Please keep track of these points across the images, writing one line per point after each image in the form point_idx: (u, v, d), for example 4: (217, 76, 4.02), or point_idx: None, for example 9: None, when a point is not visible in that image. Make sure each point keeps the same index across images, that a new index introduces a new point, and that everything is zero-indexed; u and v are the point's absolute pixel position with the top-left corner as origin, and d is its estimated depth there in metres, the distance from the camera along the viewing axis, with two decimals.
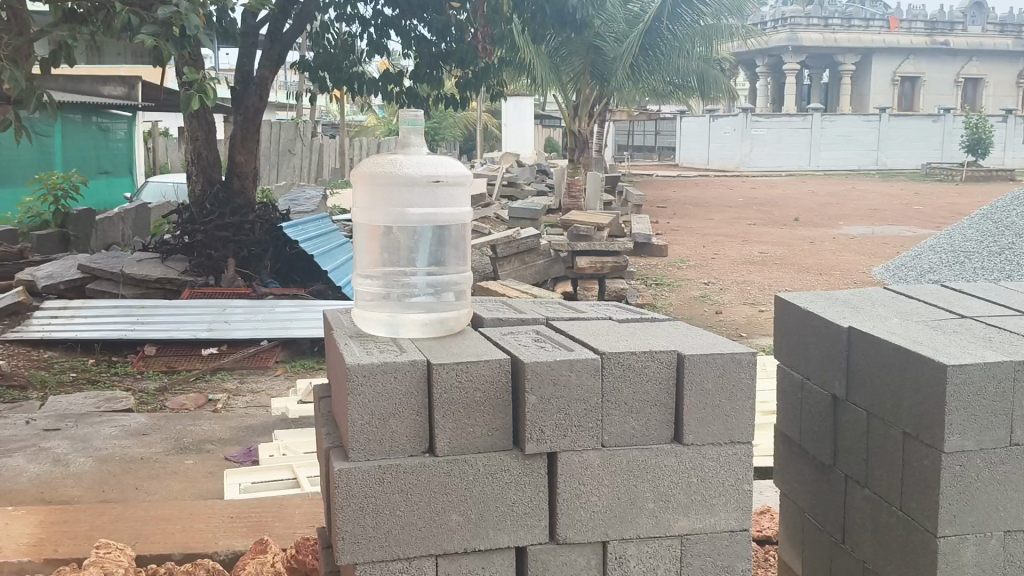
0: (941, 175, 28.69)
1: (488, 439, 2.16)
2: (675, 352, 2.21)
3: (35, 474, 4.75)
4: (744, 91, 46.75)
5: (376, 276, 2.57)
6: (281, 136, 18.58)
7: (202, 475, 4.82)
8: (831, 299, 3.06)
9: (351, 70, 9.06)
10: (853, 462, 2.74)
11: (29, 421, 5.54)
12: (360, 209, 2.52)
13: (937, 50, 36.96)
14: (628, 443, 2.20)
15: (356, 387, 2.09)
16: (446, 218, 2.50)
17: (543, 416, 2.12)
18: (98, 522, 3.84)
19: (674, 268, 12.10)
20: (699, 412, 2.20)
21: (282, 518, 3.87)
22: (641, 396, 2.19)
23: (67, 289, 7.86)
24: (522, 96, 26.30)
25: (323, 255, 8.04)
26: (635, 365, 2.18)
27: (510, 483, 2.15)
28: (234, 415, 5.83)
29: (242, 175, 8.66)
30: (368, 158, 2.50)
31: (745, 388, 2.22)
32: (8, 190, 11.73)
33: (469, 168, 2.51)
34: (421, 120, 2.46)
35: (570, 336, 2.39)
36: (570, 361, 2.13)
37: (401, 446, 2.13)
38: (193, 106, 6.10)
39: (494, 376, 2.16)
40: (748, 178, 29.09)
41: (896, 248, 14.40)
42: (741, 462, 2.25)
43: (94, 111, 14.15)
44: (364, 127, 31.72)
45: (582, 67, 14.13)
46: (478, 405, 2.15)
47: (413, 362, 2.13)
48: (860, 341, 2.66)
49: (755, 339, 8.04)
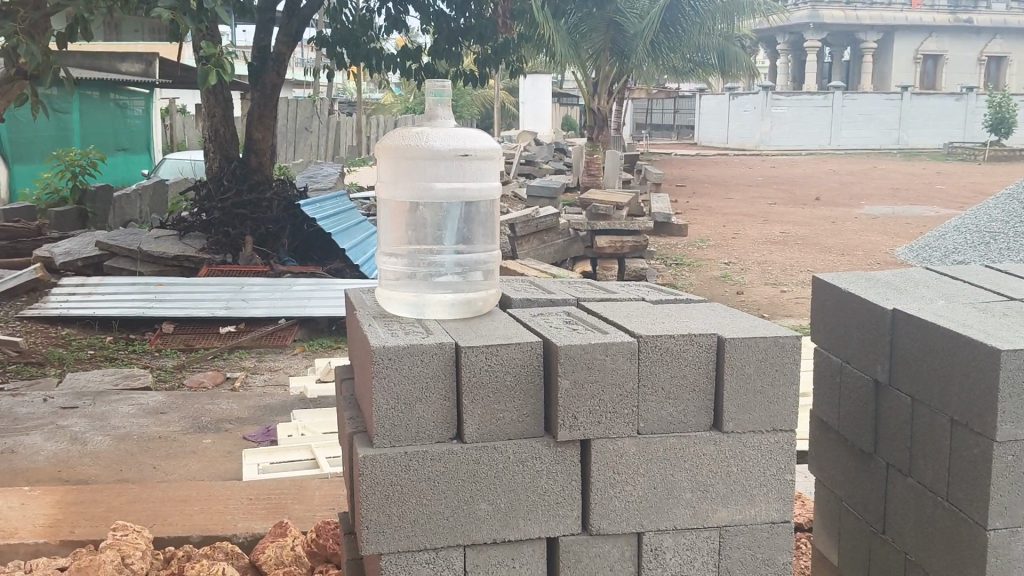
0: (963, 155, 28.26)
1: (518, 425, 2.06)
2: (715, 334, 2.10)
3: (52, 452, 4.71)
4: (764, 69, 46.20)
5: (400, 254, 2.48)
6: (298, 113, 18.45)
7: (219, 454, 4.76)
8: (872, 280, 2.93)
9: (368, 46, 8.89)
10: (894, 450, 2.64)
11: (47, 398, 5.50)
12: (383, 184, 2.42)
13: (960, 28, 36.37)
14: (665, 430, 2.10)
15: (382, 369, 2.00)
16: (473, 195, 2.37)
17: (576, 402, 2.02)
18: (115, 503, 3.79)
19: (693, 247, 11.96)
20: (739, 399, 2.10)
21: (302, 501, 3.80)
22: (679, 382, 2.08)
23: (84, 265, 7.83)
24: (540, 73, 26.04)
25: (340, 233, 7.93)
26: (673, 350, 2.07)
27: (541, 472, 2.06)
28: (252, 394, 5.76)
29: (260, 152, 8.56)
30: (393, 131, 2.42)
31: (788, 374, 2.11)
32: (26, 166, 11.72)
33: (499, 143, 2.39)
34: (448, 92, 2.36)
35: (603, 318, 2.29)
36: (605, 344, 2.02)
37: (427, 433, 2.04)
38: (210, 81, 6.01)
39: (526, 360, 2.06)
40: (767, 157, 28.77)
41: (919, 229, 14.18)
42: (783, 452, 2.15)
43: (112, 88, 14.10)
44: (381, 105, 31.55)
45: (602, 43, 13.93)
46: (509, 390, 2.05)
47: (440, 345, 2.03)
48: (904, 324, 2.55)
49: (776, 320, 7.92)
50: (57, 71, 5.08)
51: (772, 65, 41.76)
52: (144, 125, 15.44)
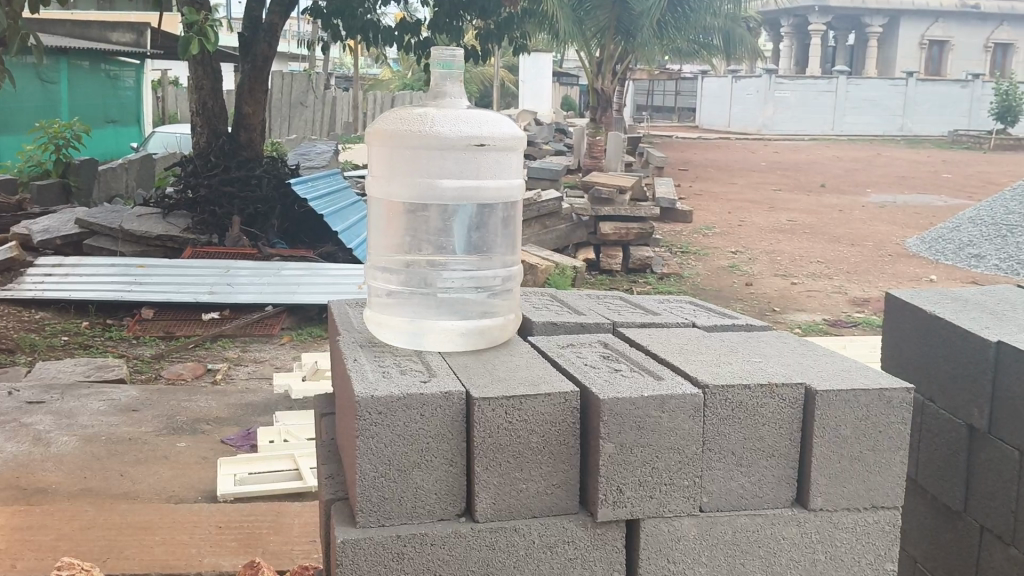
0: (968, 143, 27.68)
1: (545, 498, 1.59)
2: (803, 386, 1.62)
3: (11, 455, 4.21)
4: (767, 51, 45.46)
5: (396, 268, 1.97)
6: (294, 88, 17.79)
7: (194, 461, 4.27)
8: (957, 300, 2.45)
9: (365, 18, 8.23)
10: (993, 511, 2.19)
11: (11, 392, 5.00)
12: (376, 178, 1.92)
13: (966, 14, 35.59)
14: (734, 506, 1.64)
15: (368, 429, 1.52)
16: (490, 195, 1.89)
17: (621, 471, 1.55)
18: (66, 529, 3.32)
19: (698, 235, 11.45)
20: (833, 468, 1.63)
21: (278, 531, 3.34)
22: (755, 446, 1.62)
23: (63, 244, 7.23)
24: (540, 52, 25.39)
25: (333, 215, 7.43)
26: (748, 405, 1.60)
27: (574, 561, 1.59)
28: (234, 390, 5.27)
29: (250, 127, 8.03)
30: (389, 112, 1.91)
31: (893, 438, 1.64)
32: (10, 138, 11.17)
33: (522, 128, 1.90)
34: (459, 63, 1.86)
35: (650, 353, 1.82)
36: (661, 398, 1.54)
37: (427, 508, 1.57)
38: (192, 51, 5.42)
39: (556, 417, 1.57)
40: (770, 142, 28.21)
41: (930, 220, 13.68)
42: (883, 535, 1.68)
43: (104, 58, 13.52)
44: (378, 80, 30.89)
45: (607, 21, 13.15)
46: (534, 455, 1.57)
47: (446, 395, 1.55)
48: (1012, 362, 2.07)
49: (789, 314, 7.44)
50: (26, 38, 4.52)
51: (775, 48, 41.07)
52: (135, 97, 14.85)
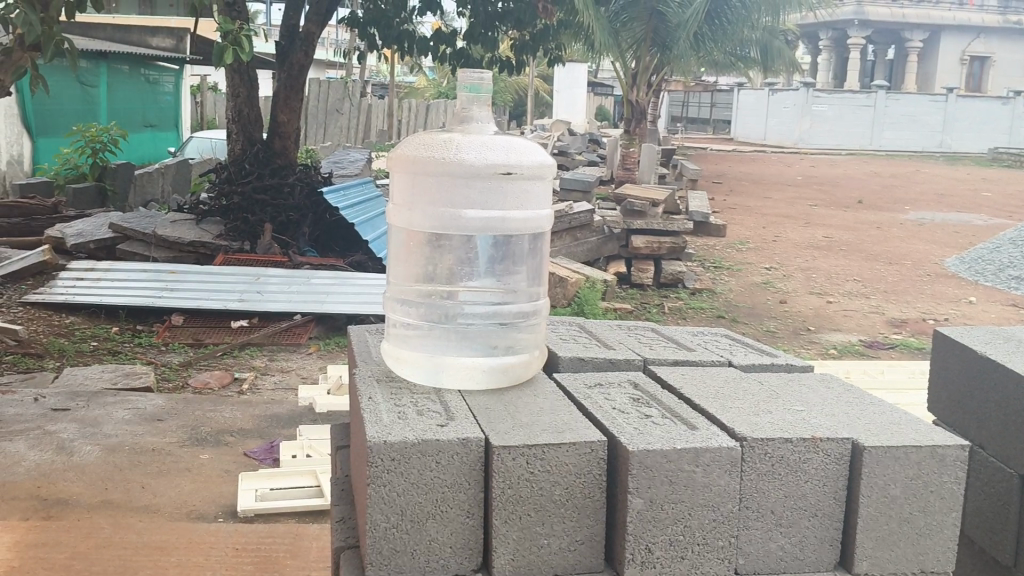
0: (1010, 160, 27.13)
1: (568, 556, 1.49)
2: (849, 440, 1.51)
3: (34, 464, 4.16)
4: (805, 65, 45.05)
5: (415, 302, 1.88)
6: (329, 95, 17.82)
7: (216, 474, 4.19)
8: (1008, 340, 2.32)
9: (401, 28, 8.20)
10: None
11: (38, 398, 4.96)
12: (397, 206, 1.83)
13: (1010, 30, 34.99)
14: (773, 569, 1.53)
15: (380, 477, 1.42)
16: (516, 227, 1.80)
17: (652, 530, 1.44)
18: (81, 547, 3.25)
19: (733, 250, 11.28)
20: (880, 530, 1.51)
21: (296, 554, 3.25)
22: (796, 505, 1.51)
23: (97, 248, 7.25)
24: (576, 62, 25.29)
25: (364, 224, 7.32)
26: (790, 459, 1.49)
27: None
28: (259, 402, 5.20)
29: (285, 135, 7.98)
30: (411, 137, 1.83)
31: (946, 497, 1.52)
32: (50, 139, 11.27)
33: (552, 157, 1.80)
34: (486, 87, 1.78)
35: (683, 398, 1.70)
36: (697, 451, 1.43)
37: (442, 561, 1.47)
38: (227, 60, 5.36)
39: (583, 468, 1.46)
40: (807, 156, 27.88)
41: (969, 239, 13.39)
42: None
43: (143, 63, 13.60)
44: (414, 88, 30.96)
45: (643, 33, 13.02)
46: (558, 509, 1.47)
47: (465, 442, 1.45)
48: None
49: (824, 334, 7.26)
50: (61, 44, 4.44)
51: (813, 61, 40.68)
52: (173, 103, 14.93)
